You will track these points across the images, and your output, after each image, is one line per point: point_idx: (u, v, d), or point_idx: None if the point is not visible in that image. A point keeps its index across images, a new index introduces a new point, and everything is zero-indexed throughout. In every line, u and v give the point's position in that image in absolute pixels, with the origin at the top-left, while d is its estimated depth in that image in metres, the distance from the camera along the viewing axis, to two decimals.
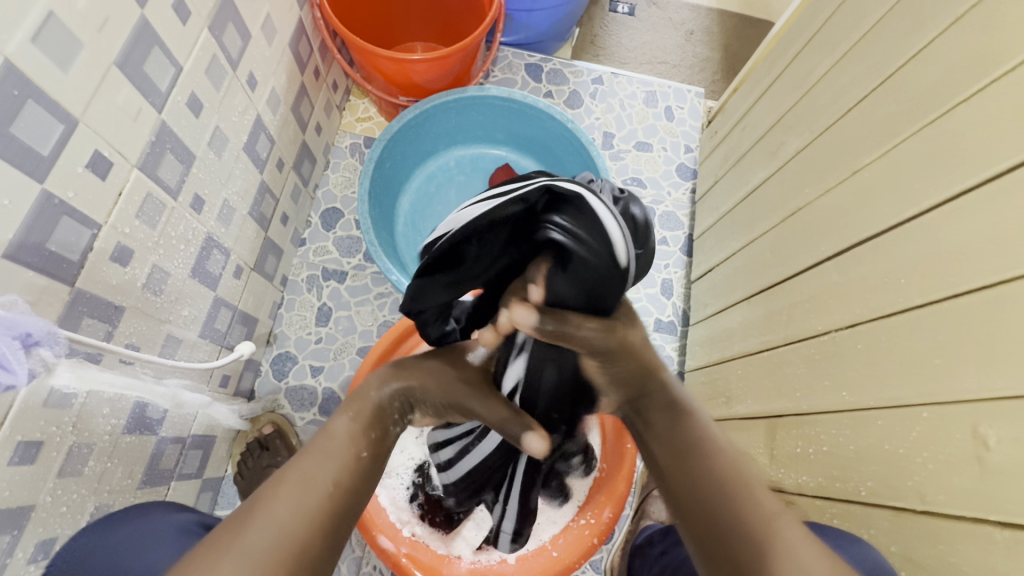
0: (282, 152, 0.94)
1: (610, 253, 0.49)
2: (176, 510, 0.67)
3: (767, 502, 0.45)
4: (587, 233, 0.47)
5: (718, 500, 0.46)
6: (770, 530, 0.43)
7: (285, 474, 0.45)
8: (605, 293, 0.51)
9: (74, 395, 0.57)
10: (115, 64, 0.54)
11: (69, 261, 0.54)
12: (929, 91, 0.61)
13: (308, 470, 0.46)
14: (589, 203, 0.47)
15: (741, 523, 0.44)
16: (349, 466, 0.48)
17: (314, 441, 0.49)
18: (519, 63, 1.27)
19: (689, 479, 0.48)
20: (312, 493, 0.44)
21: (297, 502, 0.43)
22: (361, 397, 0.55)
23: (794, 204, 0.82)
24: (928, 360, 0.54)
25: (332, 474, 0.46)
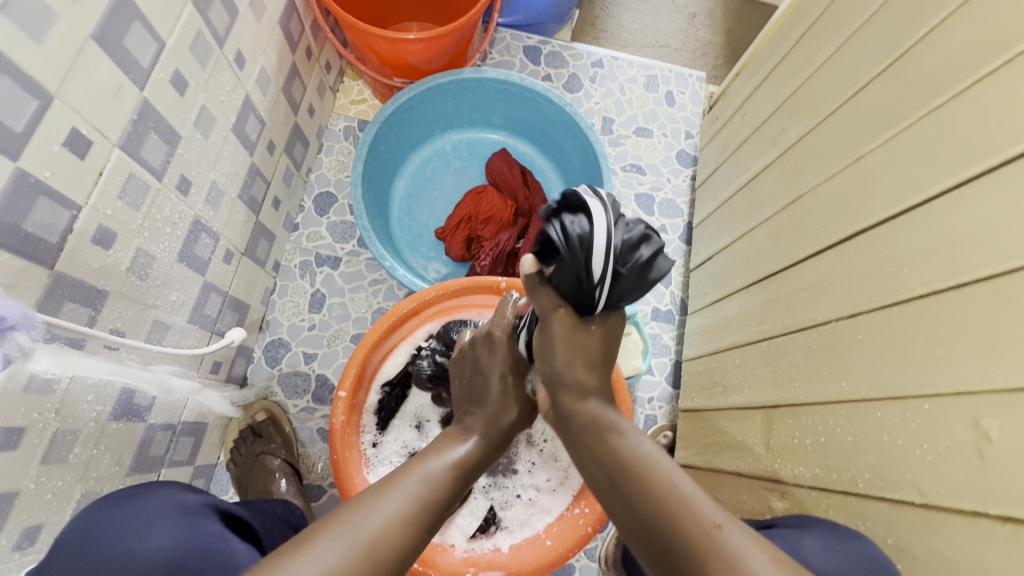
0: (272, 134, 0.92)
1: (586, 256, 0.46)
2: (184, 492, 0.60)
3: (706, 511, 0.41)
4: (576, 229, 0.47)
5: (654, 516, 0.41)
6: (709, 545, 0.39)
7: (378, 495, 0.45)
8: (573, 291, 0.49)
9: (56, 381, 0.56)
10: (92, 38, 0.52)
11: (48, 243, 0.52)
12: (936, 74, 0.59)
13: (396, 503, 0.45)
14: (595, 207, 0.47)
15: (680, 540, 0.40)
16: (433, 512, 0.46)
17: (412, 471, 0.49)
18: (517, 45, 1.23)
19: (623, 496, 0.44)
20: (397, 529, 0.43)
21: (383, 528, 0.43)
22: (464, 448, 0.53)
23: (794, 192, 0.81)
24: (928, 350, 0.53)
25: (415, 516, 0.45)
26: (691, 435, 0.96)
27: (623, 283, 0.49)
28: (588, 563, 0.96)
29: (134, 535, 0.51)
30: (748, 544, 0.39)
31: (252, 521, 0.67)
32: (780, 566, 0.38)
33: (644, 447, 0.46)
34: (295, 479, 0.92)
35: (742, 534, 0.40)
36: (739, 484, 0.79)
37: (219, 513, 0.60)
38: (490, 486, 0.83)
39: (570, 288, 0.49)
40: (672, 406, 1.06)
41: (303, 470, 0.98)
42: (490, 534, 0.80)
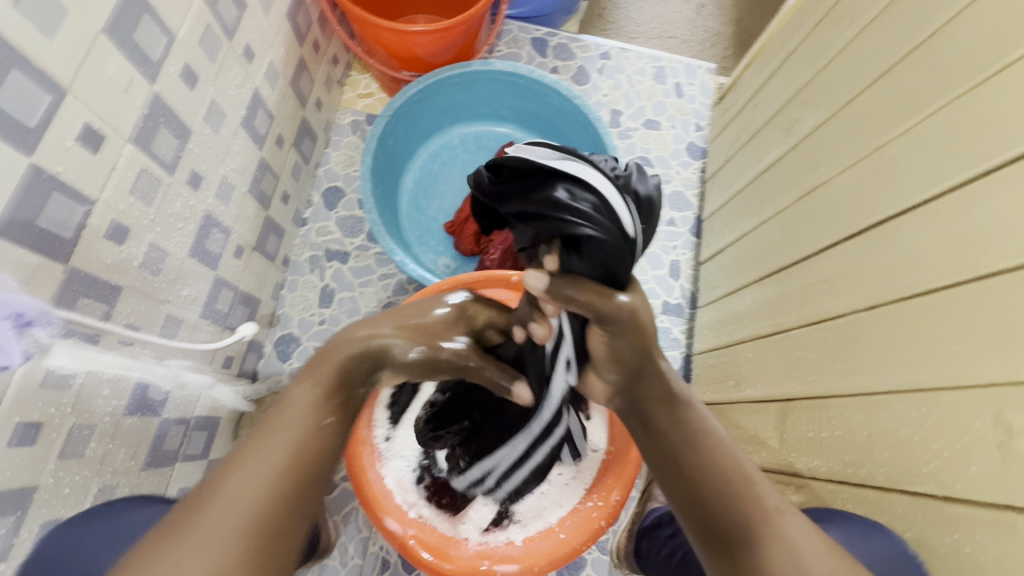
0: (281, 128, 0.91)
1: (616, 221, 0.47)
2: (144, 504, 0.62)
3: (769, 498, 0.45)
4: (586, 201, 0.46)
5: (720, 488, 0.46)
6: (768, 525, 0.44)
7: (242, 449, 0.45)
8: (619, 269, 0.49)
9: (72, 376, 0.56)
10: (102, 32, 0.52)
11: (62, 239, 0.52)
12: (957, 63, 0.58)
13: (270, 441, 0.45)
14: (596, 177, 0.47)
15: (741, 517, 0.44)
16: (310, 434, 0.47)
17: (277, 411, 0.48)
18: (524, 37, 1.22)
19: (688, 471, 0.48)
20: (268, 465, 0.44)
21: (258, 471, 0.43)
22: (324, 361, 0.53)
23: (809, 182, 0.80)
24: (951, 343, 0.52)
25: (290, 444, 0.46)
26: None
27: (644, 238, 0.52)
28: (600, 556, 0.96)
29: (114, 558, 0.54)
30: (803, 532, 0.43)
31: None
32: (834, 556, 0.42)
33: (711, 431, 0.50)
34: None
35: (802, 525, 0.44)
36: None
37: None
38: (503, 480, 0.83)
39: (613, 266, 0.48)
40: None
41: None
42: (503, 526, 0.81)
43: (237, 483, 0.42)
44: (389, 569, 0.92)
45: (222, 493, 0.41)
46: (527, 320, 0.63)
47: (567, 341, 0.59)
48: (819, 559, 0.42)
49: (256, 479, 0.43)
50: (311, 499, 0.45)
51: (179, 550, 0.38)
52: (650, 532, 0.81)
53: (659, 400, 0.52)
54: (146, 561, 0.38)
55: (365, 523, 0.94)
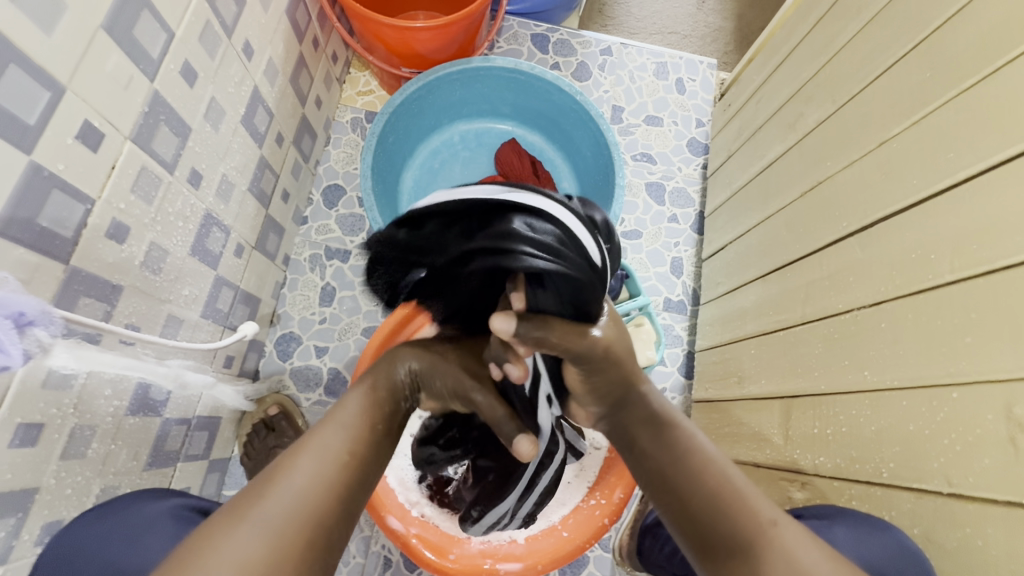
0: (281, 126, 0.91)
1: (580, 252, 0.45)
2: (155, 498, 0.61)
3: (763, 509, 0.44)
4: (547, 235, 0.43)
5: (710, 505, 0.45)
6: (763, 538, 0.42)
7: (302, 443, 0.46)
8: (584, 299, 0.48)
9: (73, 377, 0.55)
10: (102, 28, 0.51)
11: (62, 238, 0.52)
12: (964, 57, 0.57)
13: (328, 438, 0.47)
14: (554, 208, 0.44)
15: (735, 534, 0.43)
16: (365, 437, 0.49)
17: (331, 413, 0.51)
18: (525, 33, 1.22)
19: (678, 488, 0.47)
20: (328, 460, 0.45)
21: (318, 465, 0.45)
22: (375, 375, 0.56)
23: (813, 178, 0.79)
24: (957, 339, 0.52)
25: (348, 444, 0.48)
26: (705, 426, 0.96)
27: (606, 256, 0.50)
28: (603, 553, 0.96)
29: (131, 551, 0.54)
30: (801, 540, 0.42)
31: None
32: (833, 563, 0.41)
33: (698, 447, 0.49)
34: None
35: (798, 533, 0.43)
36: (757, 475, 0.78)
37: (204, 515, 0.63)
38: None
39: (581, 296, 0.47)
40: (685, 397, 1.05)
41: None
42: None
43: (297, 472, 0.43)
44: (392, 568, 0.92)
45: (285, 480, 0.42)
46: (501, 360, 0.56)
47: (545, 379, 0.62)
48: (821, 567, 0.41)
49: (316, 472, 0.44)
50: (360, 500, 0.46)
51: (235, 534, 0.38)
52: (654, 529, 0.81)
53: (642, 422, 0.52)
54: (211, 538, 0.38)
55: (367, 522, 0.94)
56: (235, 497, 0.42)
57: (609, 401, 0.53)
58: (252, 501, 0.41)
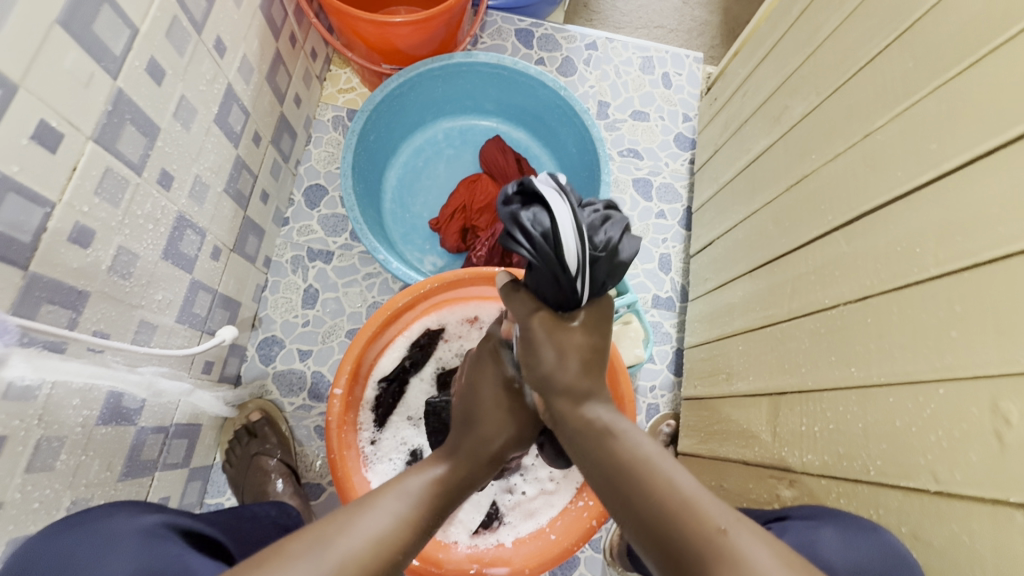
0: (257, 125, 0.88)
1: (555, 250, 0.45)
2: (144, 512, 0.55)
3: (711, 515, 0.39)
4: (537, 225, 0.45)
5: (657, 519, 0.40)
6: (716, 550, 0.37)
7: (354, 518, 0.45)
8: (550, 293, 0.48)
9: (37, 387, 0.53)
10: (58, 23, 0.49)
11: (21, 243, 0.50)
12: (947, 47, 0.57)
13: (380, 524, 0.45)
14: (553, 199, 0.45)
15: (688, 546, 0.38)
16: (416, 534, 0.47)
17: (394, 485, 0.50)
18: (508, 29, 1.20)
19: (624, 498, 0.42)
20: (377, 551, 0.43)
21: (367, 547, 0.43)
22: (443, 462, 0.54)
23: (799, 171, 0.78)
24: (943, 333, 0.51)
25: (400, 538, 0.45)
26: (694, 424, 0.95)
27: (599, 268, 0.47)
28: (593, 554, 0.95)
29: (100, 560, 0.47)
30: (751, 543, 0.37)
31: (226, 544, 0.60)
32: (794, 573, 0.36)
33: (642, 452, 0.44)
34: (292, 481, 0.91)
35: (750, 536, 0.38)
36: (746, 473, 0.78)
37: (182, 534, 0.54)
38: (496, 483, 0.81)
39: (546, 285, 0.47)
40: (674, 394, 1.05)
41: (300, 470, 0.96)
42: (493, 528, 0.79)
43: (344, 545, 0.42)
44: None
45: (332, 548, 0.42)
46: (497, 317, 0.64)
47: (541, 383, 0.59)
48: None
49: (365, 559, 0.42)
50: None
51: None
52: None
53: (580, 432, 0.46)
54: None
55: None
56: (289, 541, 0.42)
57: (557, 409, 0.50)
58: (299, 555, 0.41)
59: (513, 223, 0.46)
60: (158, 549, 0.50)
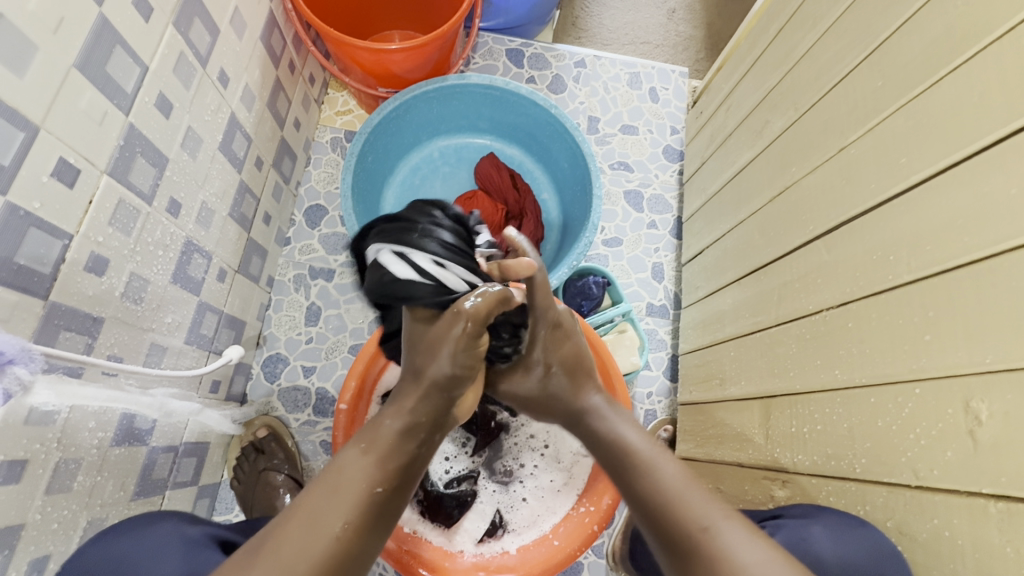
0: (259, 150, 0.91)
1: (465, 249, 0.58)
2: (187, 523, 0.64)
3: (698, 515, 0.51)
4: (439, 245, 0.56)
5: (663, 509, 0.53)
6: (699, 538, 0.49)
7: (297, 509, 0.49)
8: (471, 252, 0.60)
9: (56, 412, 0.56)
10: (75, 67, 0.52)
11: (41, 274, 0.52)
12: (912, 66, 0.60)
13: (318, 511, 0.48)
14: (423, 239, 0.55)
15: (684, 531, 0.50)
16: (359, 505, 0.49)
17: (328, 475, 0.51)
18: (499, 49, 1.24)
19: (655, 522, 0.52)
20: (316, 532, 0.47)
21: (307, 546, 0.46)
22: (375, 427, 0.54)
23: (780, 183, 0.82)
24: (919, 336, 0.54)
25: (339, 516, 0.48)
26: (691, 428, 0.98)
27: (468, 237, 0.61)
28: (597, 560, 0.97)
29: (153, 560, 0.56)
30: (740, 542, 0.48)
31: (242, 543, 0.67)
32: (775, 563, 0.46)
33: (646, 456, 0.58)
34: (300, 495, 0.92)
35: (737, 532, 0.49)
36: (741, 475, 0.80)
37: (219, 543, 0.62)
38: (497, 491, 0.84)
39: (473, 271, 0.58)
40: (670, 400, 1.07)
41: None
42: (497, 536, 0.80)
43: (284, 550, 0.45)
44: None
45: (272, 557, 0.45)
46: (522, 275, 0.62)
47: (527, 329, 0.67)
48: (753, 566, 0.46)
49: (306, 555, 0.46)
50: (362, 561, 0.49)
51: None
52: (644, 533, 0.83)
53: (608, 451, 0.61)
54: None
55: None
56: (238, 556, 0.46)
57: (574, 405, 0.66)
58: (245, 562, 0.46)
59: (439, 262, 0.54)
60: (201, 552, 0.58)
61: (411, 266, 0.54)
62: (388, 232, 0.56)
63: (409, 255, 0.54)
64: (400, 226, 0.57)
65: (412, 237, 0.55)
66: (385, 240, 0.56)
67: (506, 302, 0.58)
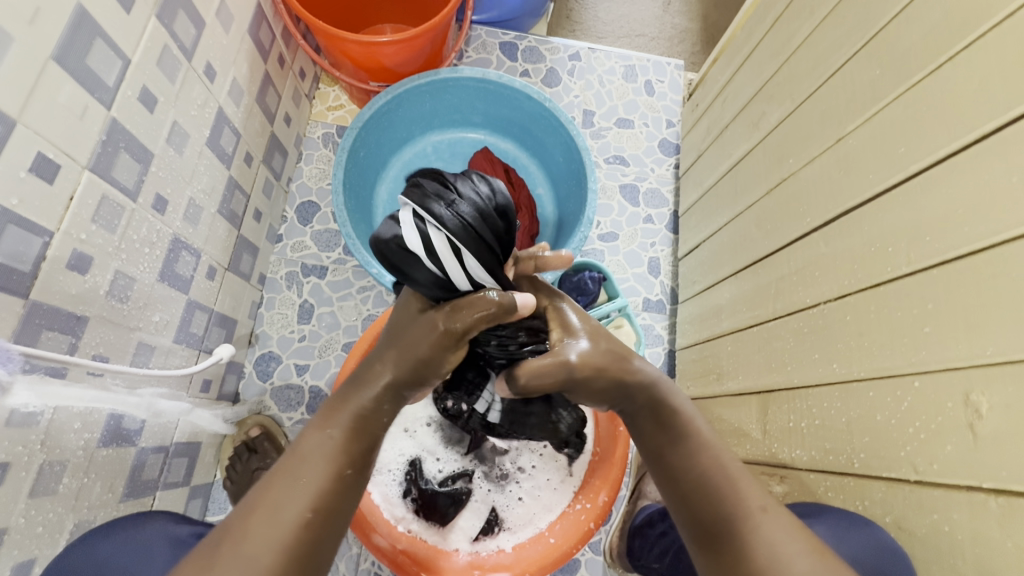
0: (249, 145, 0.90)
1: (492, 243, 0.52)
2: (176, 521, 0.63)
3: (753, 499, 0.49)
4: (463, 226, 0.50)
5: (709, 485, 0.51)
6: (748, 523, 0.47)
7: (257, 502, 0.46)
8: (499, 249, 0.53)
9: (39, 413, 0.54)
10: (52, 58, 0.51)
11: (20, 272, 0.51)
12: (908, 55, 0.59)
13: (282, 498, 0.46)
14: (451, 214, 0.49)
15: (728, 513, 0.49)
16: (326, 488, 0.47)
17: (288, 460, 0.49)
18: (493, 42, 1.22)
19: (698, 499, 0.50)
20: (284, 522, 0.44)
21: (273, 535, 0.44)
22: (339, 409, 0.52)
23: (777, 175, 0.81)
24: (916, 329, 0.53)
25: (306, 502, 0.46)
26: None
27: (505, 232, 0.54)
28: (594, 556, 0.96)
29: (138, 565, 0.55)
30: (786, 533, 0.46)
31: None
32: (819, 556, 0.45)
33: (698, 431, 0.55)
34: None
35: (785, 523, 0.47)
36: None
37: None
38: (493, 489, 0.83)
39: (490, 270, 0.53)
40: None
41: None
42: (493, 534, 0.80)
43: (249, 542, 0.43)
44: None
45: (236, 549, 0.43)
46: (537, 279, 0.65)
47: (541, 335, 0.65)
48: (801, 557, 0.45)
49: (273, 543, 0.43)
50: (335, 542, 0.48)
51: None
52: (641, 530, 0.82)
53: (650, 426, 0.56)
54: None
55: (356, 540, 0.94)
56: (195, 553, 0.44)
57: (618, 377, 0.57)
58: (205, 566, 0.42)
59: (454, 248, 0.50)
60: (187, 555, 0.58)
61: (421, 240, 0.50)
62: (422, 187, 0.50)
63: (426, 226, 0.50)
64: (439, 185, 0.51)
65: (440, 207, 0.49)
66: (413, 194, 0.50)
67: (506, 314, 0.54)
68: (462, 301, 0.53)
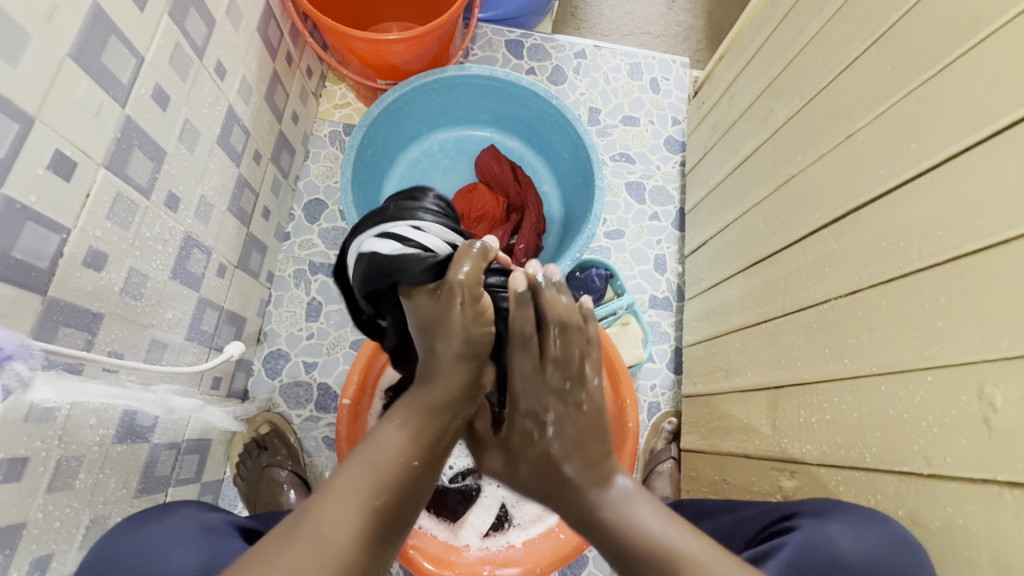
0: (258, 144, 0.90)
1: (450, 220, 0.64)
2: (207, 508, 0.64)
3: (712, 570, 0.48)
4: (425, 216, 0.61)
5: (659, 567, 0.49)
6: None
7: (330, 487, 0.46)
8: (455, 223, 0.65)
9: (57, 409, 0.55)
10: (69, 56, 0.51)
11: (38, 269, 0.51)
12: (920, 51, 0.59)
13: (352, 482, 0.47)
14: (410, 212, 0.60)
15: None
16: (396, 476, 0.48)
17: (361, 449, 0.50)
18: (498, 40, 1.23)
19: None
20: (354, 508, 0.45)
21: (345, 520, 0.44)
22: (407, 406, 0.54)
23: (787, 171, 0.81)
24: (930, 324, 0.53)
25: (376, 487, 0.47)
26: (695, 420, 0.97)
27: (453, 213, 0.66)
28: (602, 553, 0.96)
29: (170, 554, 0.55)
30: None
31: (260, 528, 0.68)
32: None
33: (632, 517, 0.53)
34: (303, 490, 0.92)
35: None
36: (747, 466, 0.80)
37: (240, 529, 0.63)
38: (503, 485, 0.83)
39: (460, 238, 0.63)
40: (674, 392, 1.07)
41: (310, 480, 0.97)
42: (503, 530, 0.81)
43: (321, 524, 0.43)
44: None
45: (310, 529, 0.43)
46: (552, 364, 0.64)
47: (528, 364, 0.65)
48: None
49: (345, 528, 0.44)
50: (401, 536, 0.48)
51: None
52: None
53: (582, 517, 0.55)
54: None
55: None
56: (267, 536, 0.44)
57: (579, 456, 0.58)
58: (279, 544, 0.43)
59: (426, 229, 0.60)
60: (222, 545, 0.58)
61: (399, 241, 0.58)
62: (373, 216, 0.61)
63: (396, 230, 0.59)
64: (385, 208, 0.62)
65: (395, 214, 0.60)
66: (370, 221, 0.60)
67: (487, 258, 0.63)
68: (456, 258, 0.60)
